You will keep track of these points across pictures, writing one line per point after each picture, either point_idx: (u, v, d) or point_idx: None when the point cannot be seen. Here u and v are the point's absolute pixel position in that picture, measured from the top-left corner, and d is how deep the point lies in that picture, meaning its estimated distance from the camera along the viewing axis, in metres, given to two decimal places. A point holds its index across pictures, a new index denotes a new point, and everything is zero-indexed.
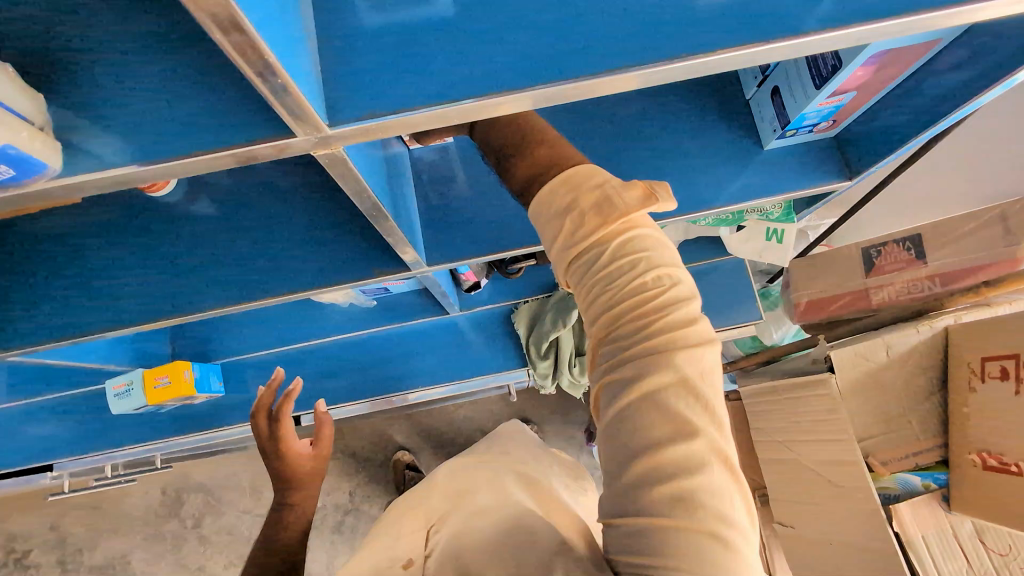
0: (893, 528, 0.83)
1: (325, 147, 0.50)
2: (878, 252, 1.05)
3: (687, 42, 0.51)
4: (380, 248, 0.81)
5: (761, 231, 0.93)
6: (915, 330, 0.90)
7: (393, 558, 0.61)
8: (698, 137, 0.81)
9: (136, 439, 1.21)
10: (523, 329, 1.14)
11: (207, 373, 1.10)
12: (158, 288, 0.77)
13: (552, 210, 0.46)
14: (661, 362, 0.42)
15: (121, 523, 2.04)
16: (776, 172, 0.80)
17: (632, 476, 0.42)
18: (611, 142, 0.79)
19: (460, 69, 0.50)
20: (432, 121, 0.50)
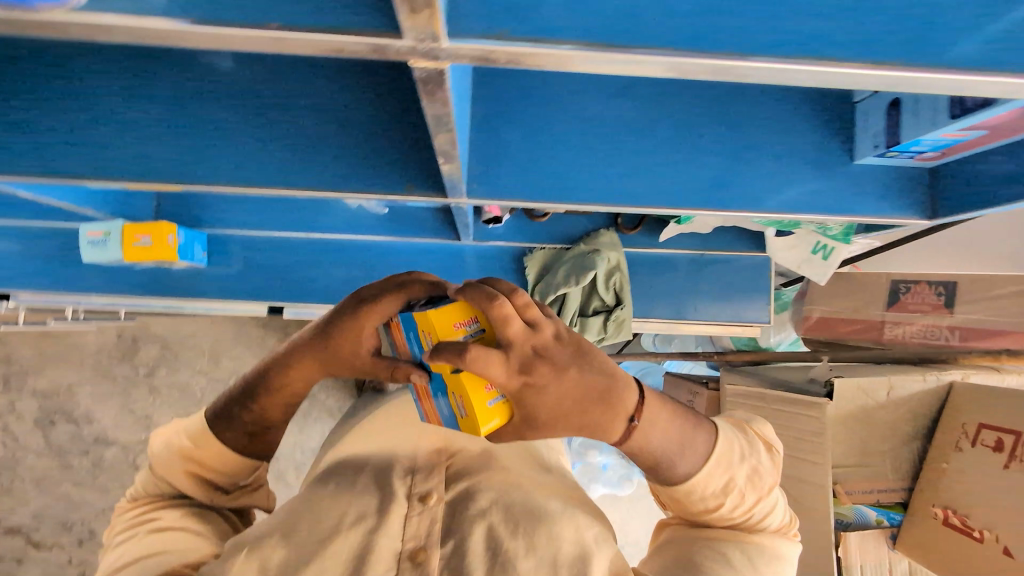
0: (838, 553, 0.88)
1: (427, 60, 0.43)
2: (907, 289, 1.06)
3: (853, 39, 0.44)
4: (418, 165, 0.73)
5: (810, 243, 0.88)
6: (921, 378, 0.90)
7: (395, 487, 0.61)
8: (789, 132, 0.73)
9: (104, 288, 1.14)
10: (532, 276, 1.09)
11: (191, 241, 1.02)
12: (165, 149, 0.68)
13: (715, 485, 0.52)
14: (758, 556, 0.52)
15: (70, 355, 2.00)
16: (854, 189, 0.74)
17: None
18: (694, 114, 0.72)
19: (610, 5, 0.43)
20: (562, 62, 0.44)
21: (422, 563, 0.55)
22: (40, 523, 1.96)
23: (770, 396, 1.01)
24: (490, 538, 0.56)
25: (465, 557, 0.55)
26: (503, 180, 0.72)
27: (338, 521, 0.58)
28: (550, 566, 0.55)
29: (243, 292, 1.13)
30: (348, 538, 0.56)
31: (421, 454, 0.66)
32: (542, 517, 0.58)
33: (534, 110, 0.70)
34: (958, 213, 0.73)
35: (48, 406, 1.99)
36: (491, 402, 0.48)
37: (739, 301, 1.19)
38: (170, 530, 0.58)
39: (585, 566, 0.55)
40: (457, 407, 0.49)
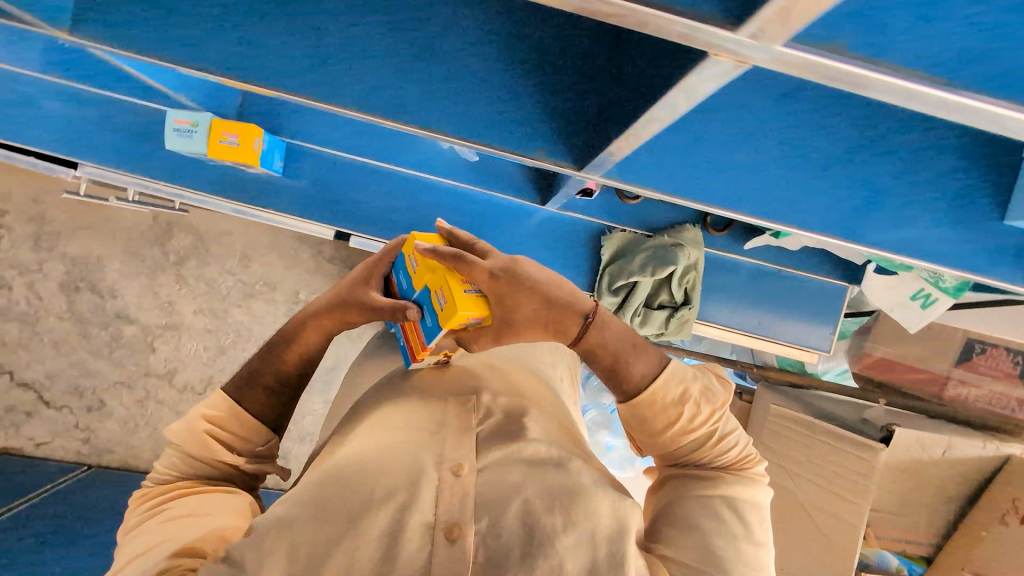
0: None
1: (747, 59, 0.49)
2: (981, 351, 1.04)
3: None
4: (558, 131, 0.78)
5: (910, 288, 0.85)
6: (981, 446, 0.90)
7: (440, 457, 0.65)
8: (940, 169, 0.69)
9: (170, 176, 1.11)
10: (606, 255, 1.06)
11: (274, 149, 1.00)
12: (333, 72, 0.75)
13: (670, 398, 0.67)
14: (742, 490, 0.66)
15: (103, 226, 1.98)
16: (982, 246, 0.72)
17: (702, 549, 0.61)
18: (855, 134, 0.67)
19: (923, 44, 0.46)
20: (881, 90, 0.48)
21: (458, 540, 0.58)
22: (52, 383, 2.00)
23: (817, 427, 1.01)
24: (524, 514, 0.59)
25: (503, 536, 0.58)
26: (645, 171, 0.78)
27: (382, 489, 0.61)
28: (591, 543, 0.59)
29: (307, 209, 1.09)
30: (381, 516, 0.59)
31: (456, 423, 0.70)
32: (581, 494, 0.62)
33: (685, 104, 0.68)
34: None
35: (75, 272, 1.99)
36: (466, 294, 0.66)
37: (801, 321, 1.12)
38: (192, 497, 0.66)
39: (613, 546, 0.60)
40: (440, 301, 0.67)
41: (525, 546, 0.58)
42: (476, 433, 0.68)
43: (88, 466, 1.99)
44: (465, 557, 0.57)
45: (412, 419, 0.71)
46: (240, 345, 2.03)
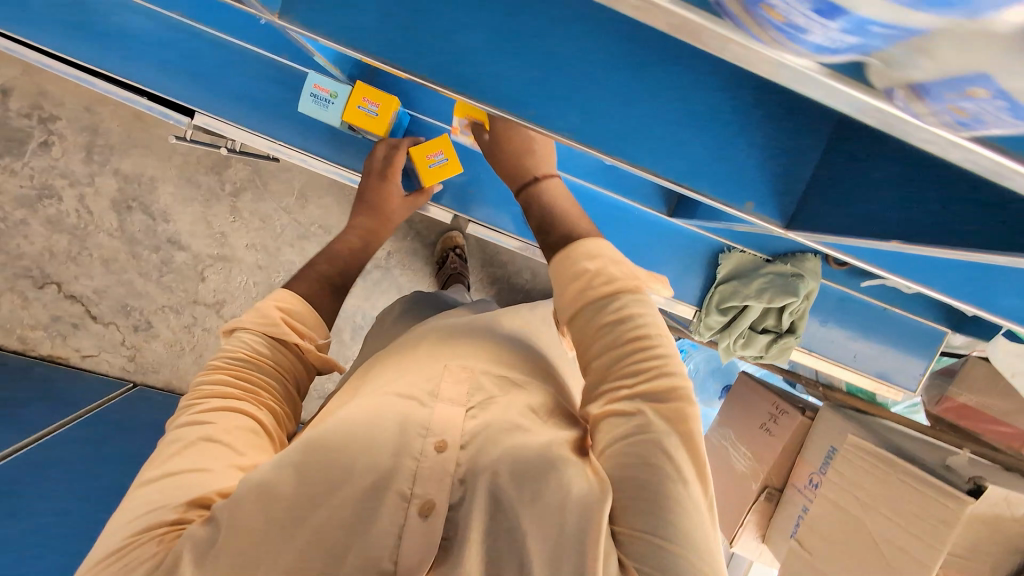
0: None
1: None
2: None
3: None
4: (781, 186, 0.72)
5: None
6: None
7: (426, 427, 0.63)
8: None
9: (289, 138, 1.12)
10: (722, 275, 1.06)
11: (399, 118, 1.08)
12: (574, 100, 0.69)
13: (573, 279, 0.72)
14: (658, 398, 0.63)
15: (160, 147, 1.91)
16: None
17: (646, 513, 0.55)
18: None
19: None
20: None
21: (431, 518, 0.57)
22: (100, 299, 2.00)
23: (896, 464, 1.04)
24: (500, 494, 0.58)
25: (474, 512, 0.57)
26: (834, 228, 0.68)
27: (365, 464, 0.59)
28: (555, 529, 0.55)
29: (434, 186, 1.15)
30: (355, 487, 0.58)
31: (448, 397, 0.68)
32: (557, 468, 0.59)
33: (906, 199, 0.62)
34: None
35: (128, 190, 1.93)
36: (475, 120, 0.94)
37: (897, 360, 1.14)
38: (225, 419, 0.68)
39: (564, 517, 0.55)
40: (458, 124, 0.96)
41: (491, 527, 0.57)
42: (465, 410, 0.66)
43: (134, 384, 2.03)
44: (434, 536, 0.56)
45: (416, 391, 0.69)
46: None
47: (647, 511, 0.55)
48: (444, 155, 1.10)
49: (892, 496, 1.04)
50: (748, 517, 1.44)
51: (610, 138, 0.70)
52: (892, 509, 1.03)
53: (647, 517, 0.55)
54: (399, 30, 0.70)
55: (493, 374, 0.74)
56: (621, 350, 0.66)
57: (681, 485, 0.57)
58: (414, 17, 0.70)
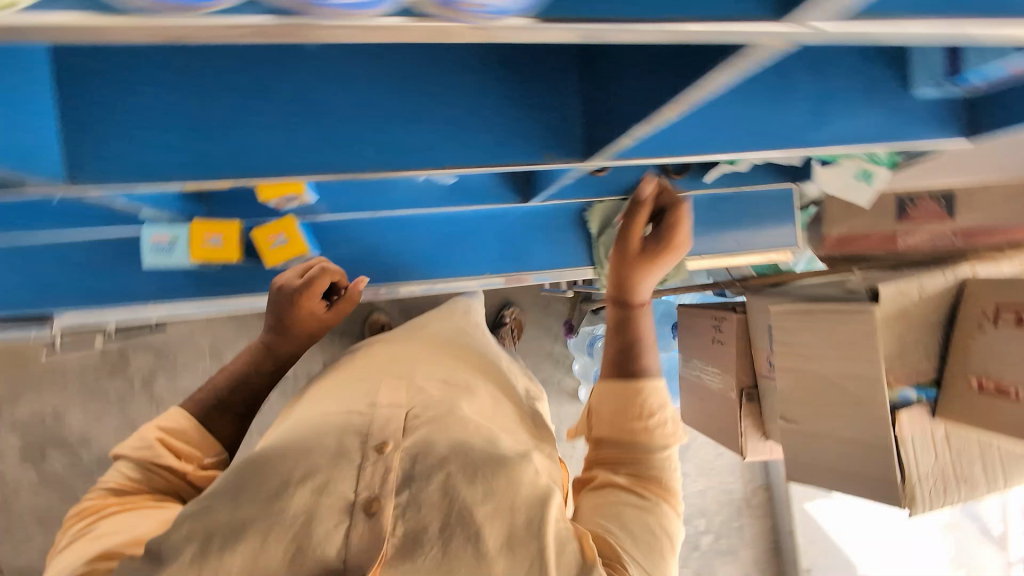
0: (895, 431, 1.05)
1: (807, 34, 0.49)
2: (912, 202, 1.20)
3: None
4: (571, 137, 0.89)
5: (854, 171, 1.00)
6: (943, 275, 1.07)
7: (366, 436, 0.64)
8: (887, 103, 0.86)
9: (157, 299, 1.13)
10: (596, 228, 1.16)
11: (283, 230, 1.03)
12: (371, 130, 0.83)
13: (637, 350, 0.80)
14: (664, 503, 0.70)
15: (50, 378, 1.82)
16: (914, 115, 0.84)
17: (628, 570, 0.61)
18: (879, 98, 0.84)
19: None
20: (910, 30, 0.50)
21: (377, 514, 0.57)
22: None
23: (816, 308, 1.15)
24: (455, 491, 0.58)
25: (423, 509, 0.58)
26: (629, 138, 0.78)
27: (309, 474, 0.58)
28: (506, 514, 0.58)
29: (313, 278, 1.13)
30: (301, 493, 0.57)
31: (388, 402, 0.70)
32: (503, 465, 0.62)
33: None
34: (992, 133, 0.84)
35: (36, 435, 1.82)
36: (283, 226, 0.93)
37: (769, 230, 1.31)
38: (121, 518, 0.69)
39: (513, 510, 0.59)
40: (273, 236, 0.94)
41: (442, 518, 0.57)
42: (406, 412, 0.68)
43: None
44: (382, 530, 0.56)
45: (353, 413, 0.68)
46: None
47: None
48: (282, 234, 0.99)
49: (822, 335, 1.14)
50: (745, 425, 1.51)
51: (400, 150, 0.84)
52: (827, 346, 1.13)
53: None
54: (192, 138, 0.78)
55: (433, 380, 0.77)
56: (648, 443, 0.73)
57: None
58: (201, 128, 0.79)
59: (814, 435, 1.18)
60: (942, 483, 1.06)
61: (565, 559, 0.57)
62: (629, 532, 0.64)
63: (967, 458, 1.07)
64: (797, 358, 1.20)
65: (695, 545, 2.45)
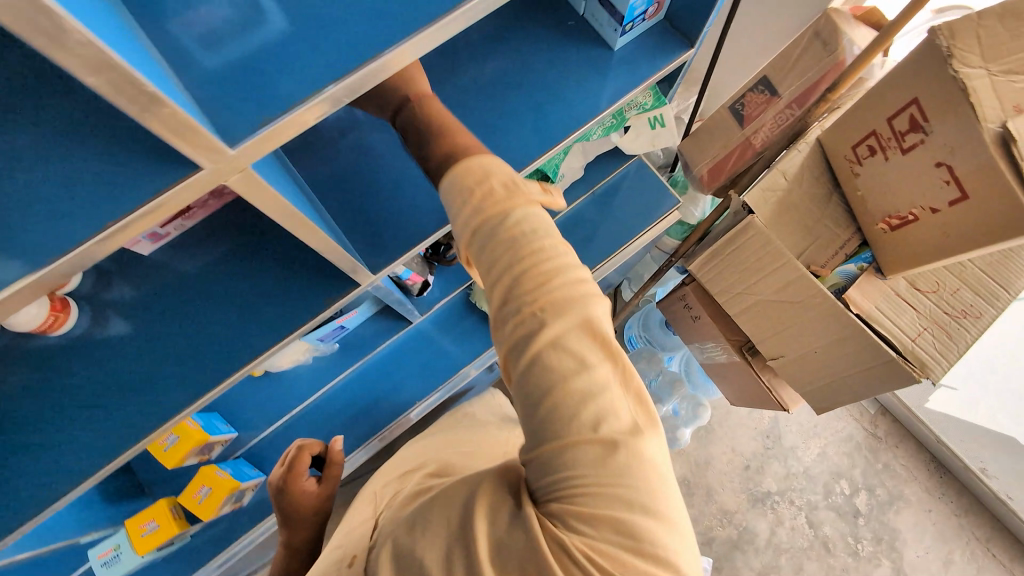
0: (852, 311, 0.97)
1: (240, 168, 0.56)
2: (743, 104, 1.19)
3: (417, 17, 0.60)
4: None
5: (645, 124, 1.03)
6: (796, 150, 1.04)
7: (348, 558, 0.74)
8: (608, 70, 0.89)
9: None
10: (489, 303, 1.17)
11: (237, 466, 1.03)
12: (197, 362, 0.78)
13: (473, 200, 0.63)
14: (558, 315, 0.58)
15: None
16: (633, 64, 0.89)
17: (562, 414, 0.56)
18: (591, 69, 0.89)
19: (301, 79, 0.57)
20: (327, 105, 0.58)
21: None
22: None
23: (716, 248, 1.09)
24: (398, 550, 0.61)
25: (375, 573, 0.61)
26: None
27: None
28: (442, 539, 0.58)
29: None
30: None
31: (363, 537, 0.79)
32: (433, 500, 0.64)
33: None
34: (701, 30, 0.87)
35: None
36: (220, 476, 0.94)
37: (646, 206, 1.34)
38: None
39: (447, 519, 0.60)
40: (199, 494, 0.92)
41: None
42: (373, 532, 0.78)
43: None
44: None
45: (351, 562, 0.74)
46: None
47: (576, 453, 0.55)
48: (207, 486, 0.93)
49: (737, 269, 1.09)
50: (767, 379, 1.39)
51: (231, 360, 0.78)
52: (750, 273, 1.07)
53: (562, 427, 0.56)
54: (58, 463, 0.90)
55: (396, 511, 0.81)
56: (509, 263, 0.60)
57: (596, 399, 0.57)
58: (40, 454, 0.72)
59: (806, 357, 1.08)
60: (940, 330, 0.95)
61: (500, 512, 0.59)
62: (526, 386, 0.59)
63: (950, 292, 0.97)
64: (738, 297, 1.14)
65: (856, 512, 2.09)
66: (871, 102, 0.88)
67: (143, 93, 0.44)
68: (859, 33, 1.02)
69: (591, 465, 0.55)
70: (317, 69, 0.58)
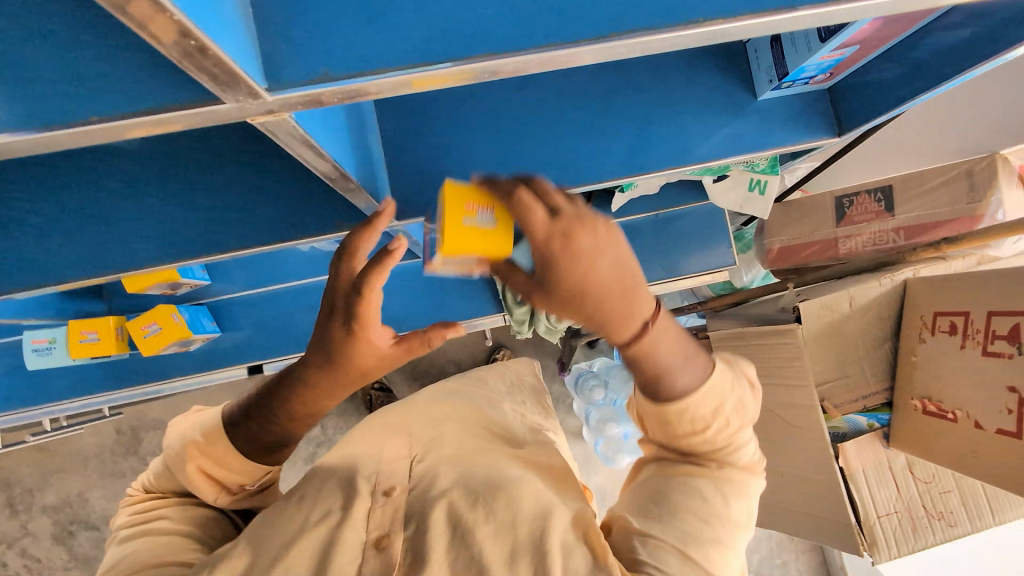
0: (839, 463, 0.93)
1: (267, 117, 0.40)
2: (850, 202, 1.08)
3: (586, 18, 0.41)
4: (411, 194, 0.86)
5: (745, 181, 0.93)
6: (878, 283, 0.94)
7: (364, 478, 0.54)
8: (740, 119, 0.78)
9: (76, 391, 1.06)
10: None
11: (198, 314, 1.03)
12: None
13: (704, 367, 0.45)
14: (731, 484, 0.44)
15: (69, 462, 1.85)
16: (767, 124, 0.78)
17: (681, 538, 0.42)
18: (729, 105, 0.78)
19: (403, 34, 0.39)
20: (393, 88, 0.40)
21: (392, 496, 0.52)
22: None
23: (749, 332, 1.04)
24: (453, 516, 0.48)
25: (425, 536, 0.47)
26: (427, 193, 0.72)
27: (295, 499, 0.54)
28: (510, 533, 0.45)
29: (223, 357, 1.12)
30: (306, 525, 0.49)
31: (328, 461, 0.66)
32: (503, 483, 0.49)
33: (478, 150, 0.73)
34: (861, 126, 0.76)
35: (63, 518, 1.84)
36: (175, 321, 0.94)
37: (702, 250, 1.22)
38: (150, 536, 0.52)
39: (518, 509, 0.47)
40: (152, 329, 0.95)
41: (449, 551, 0.46)
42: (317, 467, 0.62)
43: None
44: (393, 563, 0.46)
45: (348, 459, 0.61)
46: None
47: (670, 563, 0.41)
48: (158, 324, 0.95)
49: (756, 362, 1.03)
50: None
51: None
52: (768, 374, 1.01)
53: (678, 534, 0.42)
54: None
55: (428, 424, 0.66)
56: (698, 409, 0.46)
57: (728, 554, 0.43)
58: None
59: (771, 473, 1.05)
60: (909, 521, 0.91)
61: (579, 549, 0.44)
62: (653, 503, 0.44)
63: (938, 490, 0.91)
64: None
65: None
66: (983, 285, 0.79)
67: (169, 19, 0.29)
68: (1014, 195, 0.93)
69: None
70: (427, 29, 0.40)
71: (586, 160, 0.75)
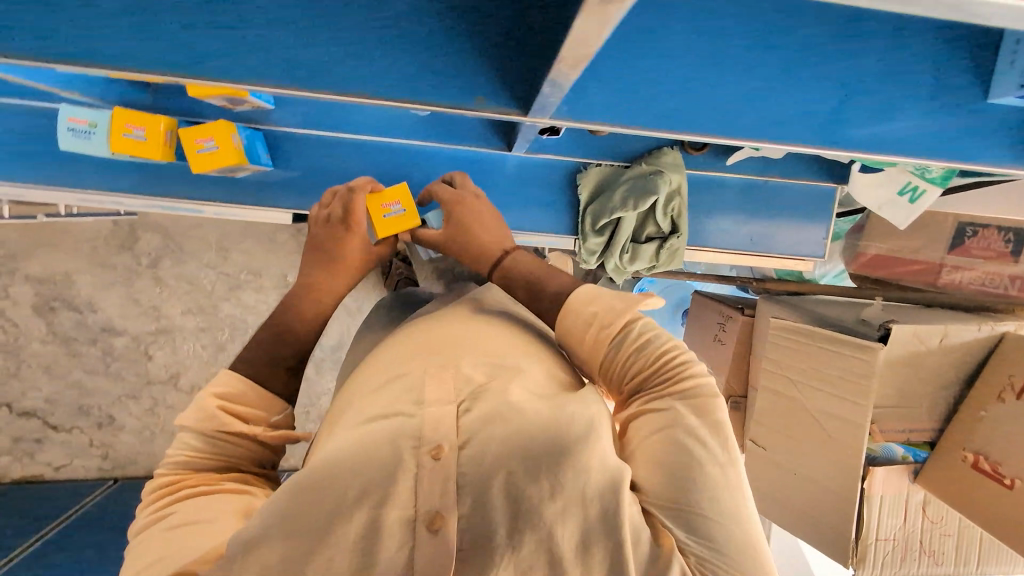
0: (863, 484, 0.92)
1: None
2: (973, 233, 0.99)
3: None
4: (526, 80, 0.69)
5: (897, 182, 0.84)
6: (978, 327, 0.89)
7: (398, 438, 0.44)
8: (953, 116, 0.66)
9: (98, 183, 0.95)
10: (586, 195, 1.04)
11: (255, 141, 0.90)
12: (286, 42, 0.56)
13: (581, 315, 0.58)
14: (682, 398, 0.50)
15: (60, 238, 1.73)
16: (976, 131, 0.67)
17: (670, 468, 0.46)
18: (948, 93, 0.65)
19: None
20: None
21: (441, 457, 0.43)
22: (54, 407, 1.80)
23: (815, 333, 0.98)
24: (513, 488, 0.42)
25: (487, 512, 0.42)
26: (595, 97, 0.62)
27: (326, 462, 0.44)
28: (580, 509, 0.43)
29: (265, 193, 1.01)
30: (354, 517, 0.41)
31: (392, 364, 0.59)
32: (564, 452, 0.43)
33: (663, 60, 0.60)
34: None
35: (45, 292, 1.75)
36: (235, 142, 0.84)
37: (794, 231, 1.13)
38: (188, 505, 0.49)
39: (583, 486, 0.43)
40: (206, 145, 0.83)
41: (511, 530, 0.42)
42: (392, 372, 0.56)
43: (113, 482, 1.83)
44: (451, 550, 0.41)
45: (391, 395, 0.51)
46: (239, 338, 1.86)
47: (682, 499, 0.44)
48: (215, 140, 0.83)
49: (812, 364, 0.99)
50: None
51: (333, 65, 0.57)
52: (822, 379, 0.97)
53: (671, 476, 0.45)
54: None
55: (479, 359, 0.55)
56: (632, 357, 0.55)
57: (722, 465, 0.46)
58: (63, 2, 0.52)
59: (783, 468, 1.05)
60: (903, 550, 0.94)
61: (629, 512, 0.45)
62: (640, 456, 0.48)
63: (941, 531, 0.95)
64: (783, 381, 1.05)
65: None
66: None
67: None
68: None
69: (693, 506, 0.44)
70: None
71: (770, 113, 0.65)
